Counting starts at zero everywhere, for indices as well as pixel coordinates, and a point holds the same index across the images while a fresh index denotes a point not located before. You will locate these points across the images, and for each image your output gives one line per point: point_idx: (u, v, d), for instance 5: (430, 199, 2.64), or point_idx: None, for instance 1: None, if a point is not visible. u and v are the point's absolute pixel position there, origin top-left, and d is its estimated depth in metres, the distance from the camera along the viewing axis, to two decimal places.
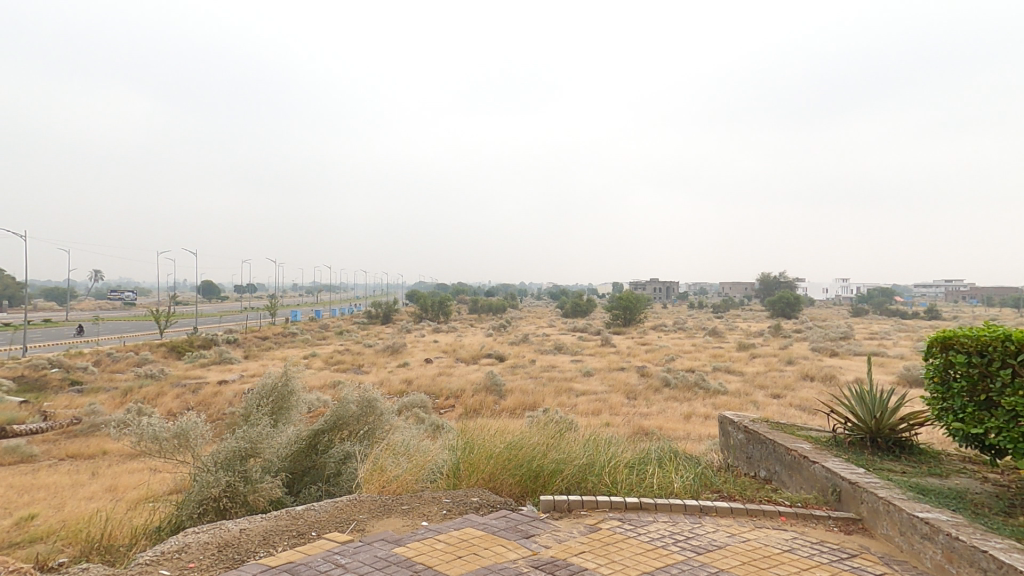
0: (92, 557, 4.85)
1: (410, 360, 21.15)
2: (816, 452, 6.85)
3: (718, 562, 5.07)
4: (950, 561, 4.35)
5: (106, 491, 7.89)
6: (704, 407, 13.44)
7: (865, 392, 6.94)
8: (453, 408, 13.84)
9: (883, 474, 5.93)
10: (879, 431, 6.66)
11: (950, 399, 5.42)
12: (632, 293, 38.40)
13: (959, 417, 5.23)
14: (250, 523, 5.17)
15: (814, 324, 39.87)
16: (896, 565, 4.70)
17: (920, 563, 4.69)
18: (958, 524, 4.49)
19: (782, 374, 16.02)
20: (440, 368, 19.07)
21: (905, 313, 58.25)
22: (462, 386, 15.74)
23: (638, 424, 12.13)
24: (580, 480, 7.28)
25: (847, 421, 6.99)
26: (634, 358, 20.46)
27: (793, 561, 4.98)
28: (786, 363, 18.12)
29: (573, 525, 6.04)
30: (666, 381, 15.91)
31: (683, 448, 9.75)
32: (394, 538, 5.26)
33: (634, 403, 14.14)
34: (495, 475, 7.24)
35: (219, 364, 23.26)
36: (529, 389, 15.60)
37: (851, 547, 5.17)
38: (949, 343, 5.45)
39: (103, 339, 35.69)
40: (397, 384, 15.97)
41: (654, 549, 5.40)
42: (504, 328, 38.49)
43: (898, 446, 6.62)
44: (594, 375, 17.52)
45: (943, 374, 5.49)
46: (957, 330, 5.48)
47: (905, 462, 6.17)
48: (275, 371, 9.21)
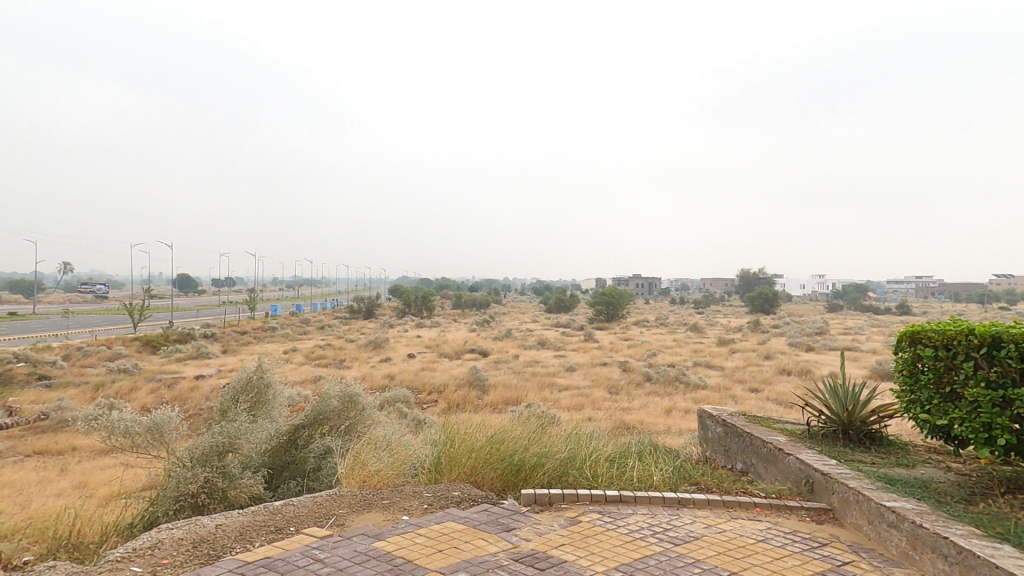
0: (59, 555, 4.75)
1: (393, 355, 21.03)
2: (790, 444, 7.01)
3: (695, 552, 5.16)
4: (914, 548, 4.50)
5: (75, 488, 7.70)
6: (684, 401, 13.63)
7: (838, 385, 7.10)
8: (436, 403, 13.81)
9: (853, 465, 6.09)
10: (851, 423, 6.83)
11: (917, 391, 5.57)
12: (615, 288, 38.69)
13: (925, 408, 5.38)
14: (226, 518, 5.10)
15: (792, 320, 40.81)
16: (864, 553, 4.84)
17: (886, 550, 4.84)
18: (923, 512, 4.64)
19: (761, 369, 16.32)
20: (423, 362, 19.01)
21: (878, 309, 59.78)
22: (445, 381, 15.71)
23: (619, 419, 12.25)
24: (561, 474, 7.33)
25: (820, 414, 7.16)
26: (616, 353, 20.64)
27: (766, 550, 5.10)
28: (764, 358, 18.48)
29: (553, 518, 6.08)
30: (647, 376, 16.10)
31: (662, 441, 9.88)
32: (373, 532, 5.24)
33: (616, 398, 14.28)
34: (476, 469, 7.26)
35: (195, 359, 22.82)
36: (512, 383, 15.64)
37: (821, 536, 5.31)
38: (917, 337, 5.60)
39: (73, 333, 34.65)
40: (378, 379, 15.87)
41: (632, 541, 5.47)
42: (487, 323, 38.49)
43: (868, 438, 6.80)
44: (576, 370, 17.63)
45: (911, 367, 5.65)
46: (925, 324, 5.63)
47: (875, 454, 6.33)
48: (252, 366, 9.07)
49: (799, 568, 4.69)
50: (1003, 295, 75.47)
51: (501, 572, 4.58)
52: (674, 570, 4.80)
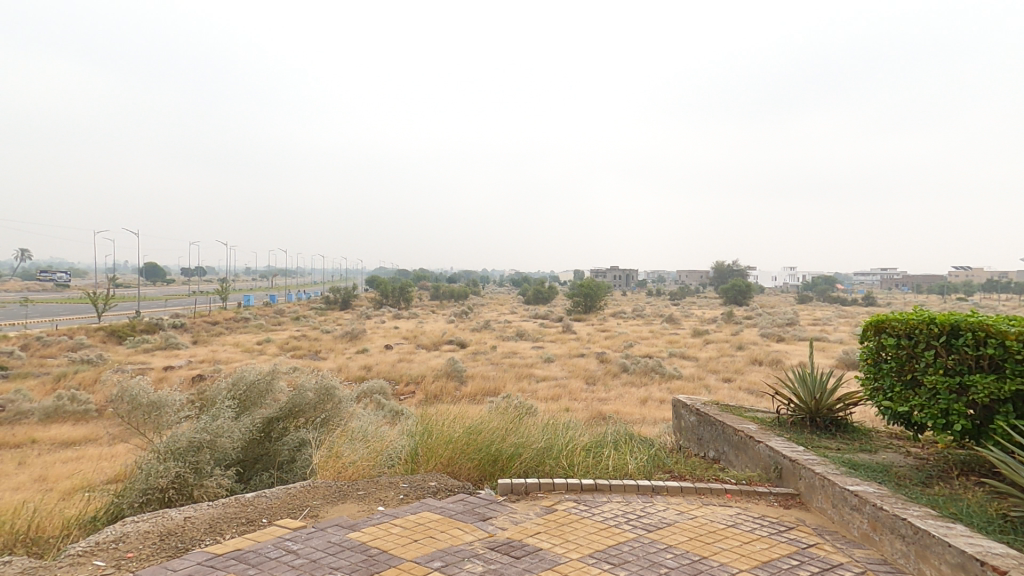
0: (18, 549, 4.60)
1: (370, 346, 20.83)
2: (761, 432, 7.19)
3: (667, 538, 5.26)
4: (875, 529, 4.67)
5: (35, 481, 7.43)
6: (659, 391, 13.86)
7: (807, 374, 7.30)
8: (413, 394, 13.78)
9: (819, 451, 6.28)
10: (818, 411, 7.03)
11: (880, 379, 5.77)
12: (593, 280, 38.98)
13: (888, 396, 5.57)
14: (195, 511, 4.99)
15: (763, 311, 41.74)
16: (828, 536, 5.02)
17: (848, 533, 5.02)
18: (883, 495, 4.82)
19: (733, 359, 16.70)
20: (400, 354, 18.88)
21: (846, 300, 61.73)
22: (423, 372, 15.65)
23: (595, 409, 12.41)
24: (538, 464, 7.40)
25: (790, 402, 7.35)
26: (593, 344, 20.82)
27: (736, 535, 5.24)
28: (737, 348, 18.89)
29: (529, 507, 6.13)
30: (624, 367, 16.30)
31: (638, 431, 10.02)
32: (348, 523, 5.21)
33: (593, 389, 14.43)
34: (454, 459, 7.27)
35: (164, 350, 22.24)
36: (490, 375, 15.67)
37: (789, 520, 5.48)
38: (882, 327, 5.79)
39: (33, 322, 33.36)
40: (355, 370, 15.72)
41: (606, 528, 5.56)
42: (465, 315, 38.34)
43: (834, 425, 7.02)
44: (554, 361, 17.74)
45: (875, 355, 5.85)
46: (889, 314, 5.83)
47: (840, 440, 6.53)
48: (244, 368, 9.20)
49: (767, 550, 4.84)
50: (963, 288, 78.71)
51: (476, 561, 4.60)
52: (647, 555, 4.89)
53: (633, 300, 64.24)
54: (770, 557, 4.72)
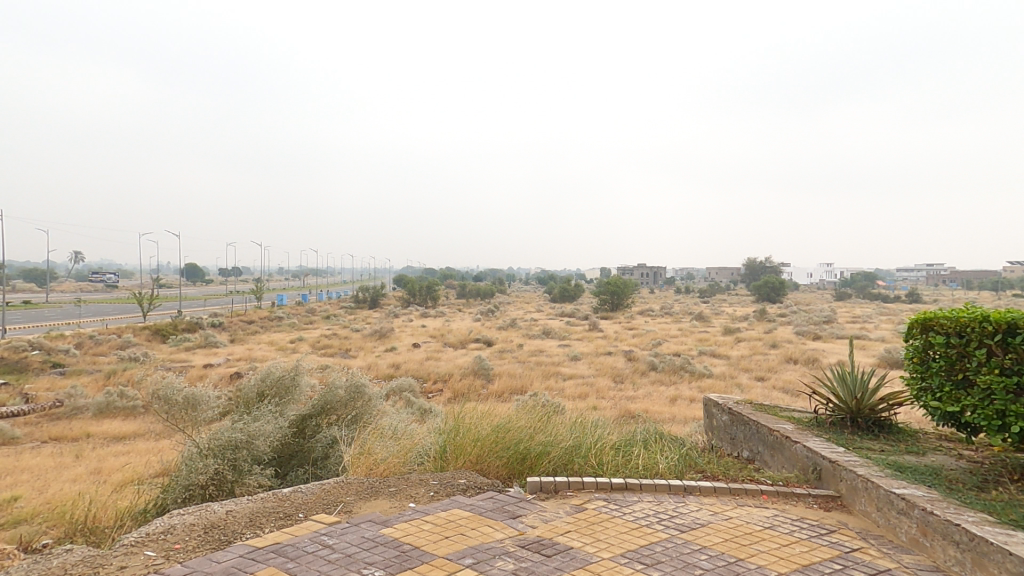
0: (76, 539, 4.83)
1: (398, 344, 21.11)
2: (797, 432, 7.00)
3: (701, 539, 5.17)
4: (925, 535, 4.49)
5: (91, 473, 7.79)
6: (689, 390, 13.64)
7: (846, 373, 7.06)
8: (442, 392, 13.88)
9: (861, 453, 6.06)
10: (859, 411, 6.80)
11: (927, 378, 5.55)
12: (621, 277, 38.58)
13: (937, 396, 5.35)
14: (236, 505, 5.14)
15: (798, 309, 40.54)
16: (873, 540, 4.85)
17: (895, 537, 4.84)
18: (933, 499, 4.63)
19: (767, 358, 16.26)
20: (428, 352, 19.07)
21: (884, 297, 59.33)
22: (451, 370, 15.75)
23: (624, 407, 12.28)
24: (567, 462, 7.36)
25: (828, 402, 7.12)
26: (620, 342, 20.61)
27: (773, 537, 5.11)
28: (770, 346, 18.40)
29: (559, 506, 6.12)
30: (653, 365, 16.08)
31: (668, 430, 9.87)
32: (381, 519, 5.28)
33: (621, 387, 14.29)
34: (483, 457, 7.30)
35: (204, 348, 22.99)
36: (518, 373, 15.67)
37: (829, 523, 5.31)
38: (929, 324, 5.56)
39: (84, 321, 35.00)
40: (385, 368, 15.94)
41: (638, 528, 5.49)
42: (491, 313, 38.47)
43: (876, 426, 6.77)
44: (581, 359, 17.63)
45: (922, 354, 5.62)
46: (937, 311, 5.59)
47: (883, 442, 6.29)
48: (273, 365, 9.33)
49: (807, 554, 4.71)
50: (1012, 283, 75.01)
51: (508, 558, 4.61)
52: (681, 556, 4.81)
53: (660, 298, 63.36)
54: (811, 560, 4.59)
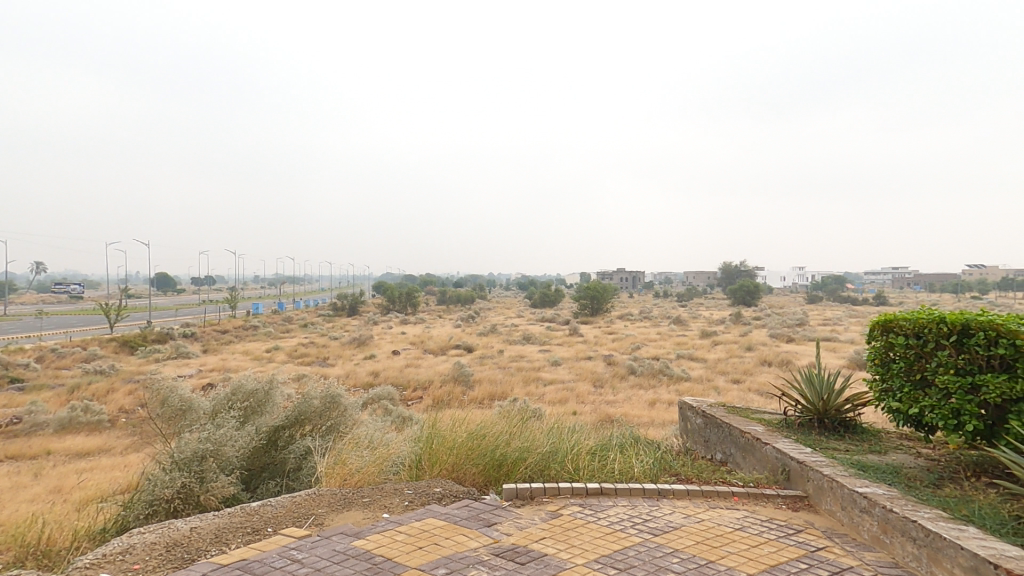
0: (29, 562, 4.68)
1: (377, 352, 20.92)
2: (768, 434, 7.12)
3: (673, 542, 5.23)
4: (885, 532, 4.60)
5: (51, 492, 7.55)
6: (667, 393, 13.79)
7: (814, 374, 7.22)
8: (421, 399, 13.80)
9: (828, 453, 6.20)
10: (825, 412, 6.96)
11: (888, 380, 5.70)
12: (599, 282, 38.74)
13: (897, 397, 5.50)
14: (200, 521, 5.05)
15: (772, 312, 41.37)
16: (837, 538, 4.96)
17: (858, 535, 4.95)
18: (893, 497, 4.75)
19: (742, 360, 16.56)
20: (408, 359, 18.94)
21: (855, 300, 60.92)
22: (431, 378, 15.68)
23: (603, 412, 12.35)
24: (544, 468, 7.38)
25: (797, 404, 7.27)
26: (600, 347, 20.72)
27: (743, 538, 5.19)
28: (746, 349, 18.73)
29: (534, 512, 6.13)
30: (632, 369, 16.22)
31: (645, 433, 9.97)
32: (352, 531, 5.23)
33: (600, 392, 14.37)
34: (458, 465, 7.27)
35: (174, 360, 22.46)
36: (498, 379, 15.66)
37: (797, 523, 5.42)
38: (890, 327, 5.72)
39: (49, 334, 33.92)
40: (362, 376, 15.78)
41: (612, 532, 5.53)
42: (471, 319, 38.47)
43: (842, 426, 6.94)
44: (561, 364, 17.70)
45: (883, 356, 5.78)
46: (897, 313, 5.76)
47: (849, 442, 6.44)
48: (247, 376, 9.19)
49: (774, 554, 4.79)
50: (976, 285, 77.60)
51: (481, 567, 4.60)
52: (653, 560, 4.86)
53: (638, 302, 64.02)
54: (778, 561, 4.67)
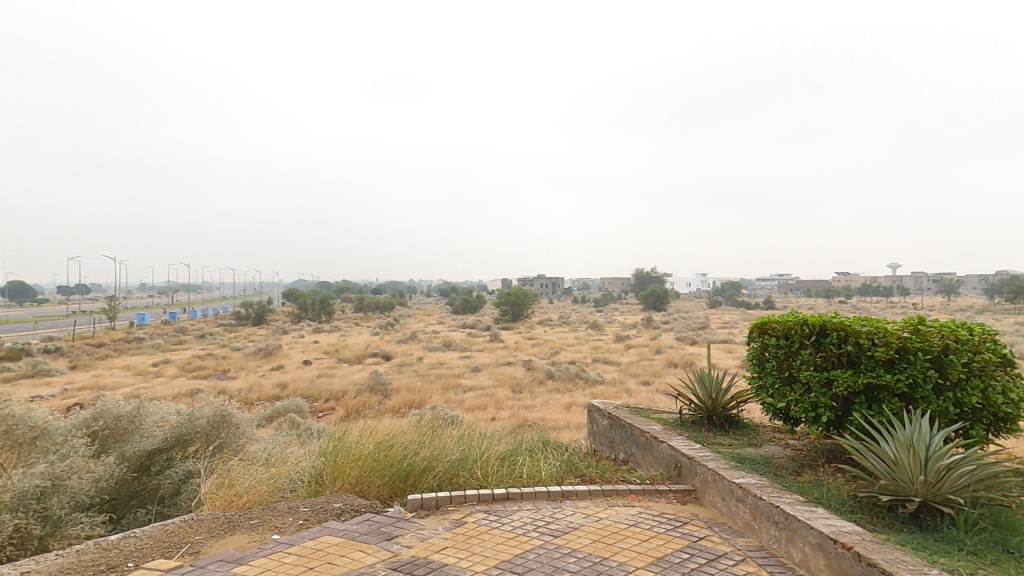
0: None
1: (284, 363, 19.76)
2: (665, 432, 7.51)
3: (572, 542, 5.34)
4: (755, 519, 4.97)
5: None
6: (582, 396, 14.20)
7: (705, 375, 7.70)
8: (332, 411, 13.20)
9: (714, 448, 6.64)
10: (714, 410, 7.45)
11: (763, 377, 6.21)
12: (520, 289, 39.46)
13: (769, 393, 6.00)
14: (39, 564, 4.47)
15: (679, 315, 44.27)
16: (716, 527, 5.30)
17: (734, 523, 5.32)
18: (763, 486, 5.15)
19: (652, 363, 17.47)
20: (319, 369, 18.07)
21: (752, 304, 66.55)
22: (344, 388, 15.06)
23: (521, 416, 12.46)
24: (452, 476, 7.28)
25: (690, 403, 7.73)
26: (520, 352, 21.01)
27: (635, 534, 5.41)
28: (655, 351, 19.81)
29: (438, 522, 6.03)
30: (550, 373, 16.56)
31: (557, 436, 10.18)
32: (234, 557, 4.86)
33: (519, 396, 14.52)
34: (362, 478, 6.98)
35: (38, 378, 19.82)
36: (416, 387, 15.36)
37: (684, 515, 5.73)
38: (765, 329, 6.24)
39: None
40: (267, 389, 14.83)
41: (514, 537, 5.55)
42: (390, 326, 37.58)
43: (728, 422, 7.47)
44: (481, 370, 17.70)
45: (760, 355, 6.29)
46: (771, 316, 6.29)
47: (733, 437, 6.94)
48: (120, 395, 8.31)
49: (662, 547, 5.02)
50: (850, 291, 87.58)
51: None
52: (551, 561, 4.93)
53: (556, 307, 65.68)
54: (664, 552, 4.90)
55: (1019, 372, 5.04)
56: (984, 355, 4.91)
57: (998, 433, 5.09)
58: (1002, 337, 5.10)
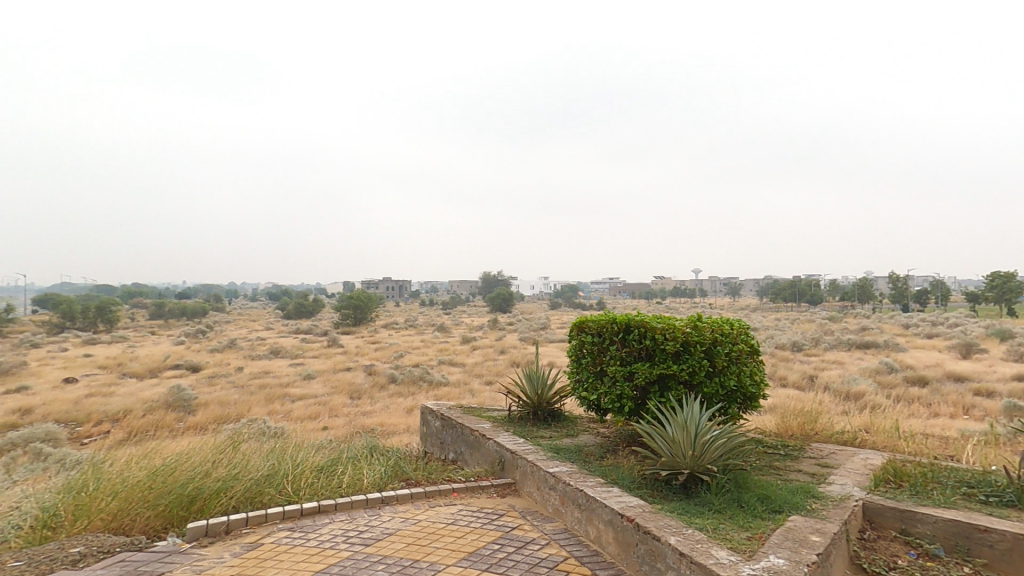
0: None
1: (39, 383, 15.75)
2: (493, 429, 7.39)
3: (384, 549, 4.82)
4: (563, 504, 4.97)
5: None
6: (425, 399, 13.73)
7: (533, 371, 7.78)
8: (110, 434, 10.81)
9: (535, 441, 6.66)
10: (540, 404, 7.56)
11: (580, 372, 6.36)
12: (362, 292, 37.86)
13: (584, 387, 6.15)
14: None
15: (522, 318, 46.38)
16: (529, 516, 5.23)
17: (545, 510, 5.31)
18: (572, 473, 5.20)
19: (497, 362, 17.76)
20: (96, 387, 14.78)
21: (586, 306, 72.62)
22: (131, 407, 12.49)
23: (357, 423, 11.54)
24: (254, 494, 6.22)
25: (519, 399, 7.74)
26: (361, 357, 19.82)
27: (452, 532, 5.09)
28: (500, 352, 20.22)
29: (224, 549, 5.04)
30: (392, 377, 15.79)
31: (389, 442, 9.55)
32: None
33: (356, 403, 13.52)
34: (124, 511, 5.60)
35: None
36: (231, 400, 13.41)
37: (501, 508, 5.58)
38: (582, 327, 6.41)
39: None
40: (10, 417, 11.62)
41: (318, 552, 4.84)
42: (201, 335, 32.84)
43: (552, 416, 7.63)
44: (314, 378, 16.19)
45: (576, 352, 6.43)
46: (588, 315, 6.49)
47: (554, 429, 7.06)
48: None
49: (475, 541, 4.77)
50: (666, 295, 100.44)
51: None
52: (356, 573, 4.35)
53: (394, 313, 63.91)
54: (477, 547, 4.64)
55: (762, 359, 5.89)
56: (738, 345, 5.64)
57: (745, 411, 5.88)
58: (752, 331, 5.94)
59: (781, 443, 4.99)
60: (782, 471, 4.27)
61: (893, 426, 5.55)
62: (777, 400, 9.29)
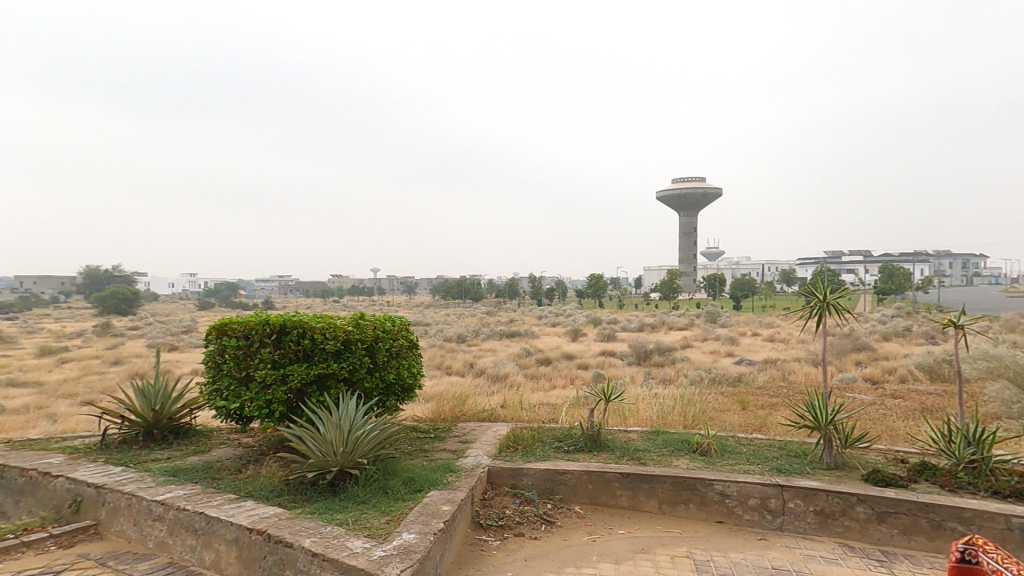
0: None
1: None
2: (64, 462, 4.83)
3: None
4: (172, 535, 3.73)
5: None
6: None
7: (149, 384, 5.93)
8: None
9: (141, 464, 5.03)
10: (156, 423, 5.82)
11: (217, 381, 5.29)
12: None
13: (222, 396, 5.13)
14: None
15: (137, 322, 36.04)
16: (113, 564, 3.57)
17: (141, 551, 3.78)
18: (191, 495, 3.99)
19: (104, 376, 13.79)
20: None
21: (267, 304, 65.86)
22: None
23: None
24: None
25: (121, 419, 5.79)
26: None
27: None
28: (112, 364, 15.86)
29: None
30: None
31: None
32: None
33: None
34: None
35: None
36: None
37: (63, 565, 3.55)
38: (223, 329, 5.34)
39: None
40: None
41: None
42: None
43: (173, 434, 5.98)
44: None
45: (214, 358, 5.29)
46: (232, 316, 5.47)
47: (174, 449, 5.64)
48: None
49: None
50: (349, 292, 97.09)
51: None
52: None
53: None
54: None
55: (419, 352, 6.44)
56: (399, 341, 5.96)
57: (403, 403, 6.26)
58: (412, 328, 6.39)
59: (433, 427, 5.53)
60: (429, 452, 4.69)
61: (519, 400, 6.85)
62: (436, 388, 10.34)
